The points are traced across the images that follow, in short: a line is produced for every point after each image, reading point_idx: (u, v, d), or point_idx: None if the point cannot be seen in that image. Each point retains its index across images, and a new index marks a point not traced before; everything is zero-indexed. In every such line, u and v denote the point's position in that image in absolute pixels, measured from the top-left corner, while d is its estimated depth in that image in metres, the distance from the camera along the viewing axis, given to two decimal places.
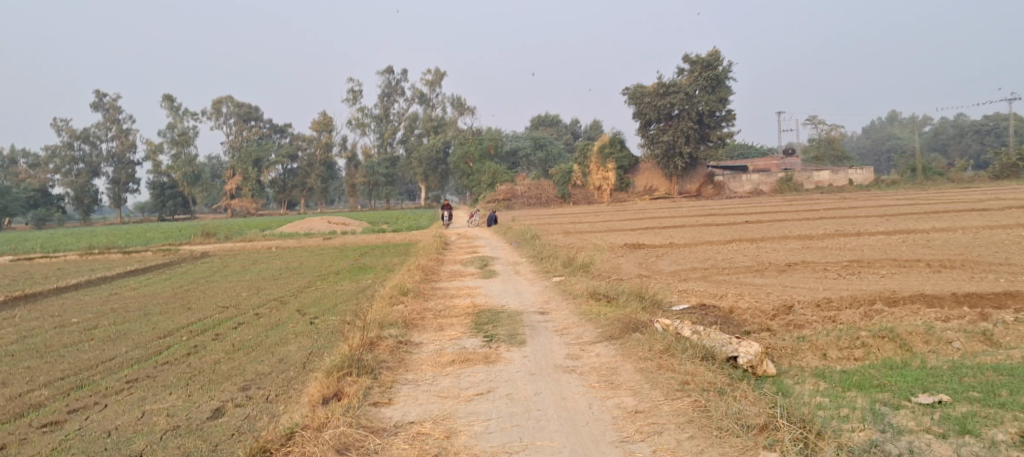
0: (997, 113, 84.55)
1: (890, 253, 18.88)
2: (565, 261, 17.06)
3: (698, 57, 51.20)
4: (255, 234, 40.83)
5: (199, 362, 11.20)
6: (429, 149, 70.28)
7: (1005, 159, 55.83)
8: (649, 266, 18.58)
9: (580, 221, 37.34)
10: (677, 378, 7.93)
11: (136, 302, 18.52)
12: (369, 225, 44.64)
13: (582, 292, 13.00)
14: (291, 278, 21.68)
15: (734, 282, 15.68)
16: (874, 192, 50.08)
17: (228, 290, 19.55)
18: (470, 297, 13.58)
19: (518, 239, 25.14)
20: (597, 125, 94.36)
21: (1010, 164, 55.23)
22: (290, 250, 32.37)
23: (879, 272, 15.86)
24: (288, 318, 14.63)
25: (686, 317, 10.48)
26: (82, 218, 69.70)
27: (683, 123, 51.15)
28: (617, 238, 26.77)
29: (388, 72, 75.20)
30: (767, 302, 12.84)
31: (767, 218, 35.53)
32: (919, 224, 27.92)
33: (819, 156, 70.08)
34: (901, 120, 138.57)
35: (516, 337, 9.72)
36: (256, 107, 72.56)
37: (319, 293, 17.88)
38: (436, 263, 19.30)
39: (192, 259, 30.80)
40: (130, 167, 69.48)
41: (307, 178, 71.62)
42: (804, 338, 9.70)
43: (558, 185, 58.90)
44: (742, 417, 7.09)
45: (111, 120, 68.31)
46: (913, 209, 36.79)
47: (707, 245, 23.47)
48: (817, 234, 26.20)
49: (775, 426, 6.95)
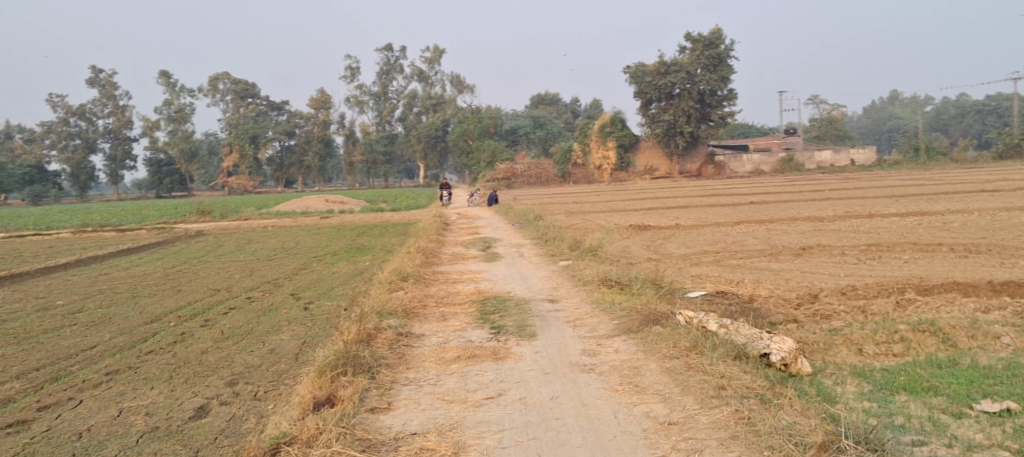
0: (1000, 93, 83.71)
1: (909, 236, 18.15)
2: (572, 243, 16.32)
3: (700, 36, 50.28)
4: (251, 212, 40.02)
5: (184, 351, 10.50)
6: (428, 127, 69.34)
7: (1009, 139, 55.03)
8: (657, 249, 17.82)
9: (583, 201, 36.54)
10: (709, 381, 7.24)
11: (126, 284, 17.78)
12: (367, 203, 43.82)
13: (592, 278, 12.24)
14: (287, 259, 20.95)
15: (749, 267, 14.95)
16: (877, 172, 49.36)
17: (221, 272, 18.79)
18: (473, 283, 12.84)
19: (520, 220, 24.38)
20: (596, 103, 93.28)
21: (1015, 144, 54.44)
22: (286, 229, 31.55)
23: (901, 256, 15.10)
24: (282, 303, 13.92)
25: (706, 307, 9.74)
26: (78, 195, 68.84)
27: (684, 102, 50.23)
28: (621, 219, 26.01)
29: (387, 50, 74.17)
30: (789, 289, 12.07)
31: (774, 198, 34.75)
32: (929, 206, 27.15)
33: (820, 136, 69.20)
34: (902, 99, 137.33)
35: (525, 330, 8.99)
36: (253, 84, 71.52)
37: (315, 276, 17.17)
38: (436, 245, 18.53)
39: (186, 238, 30.04)
40: (127, 144, 68.57)
41: (305, 155, 70.81)
42: (836, 331, 8.98)
43: (558, 164, 58.12)
44: (794, 433, 6.39)
45: (107, 96, 67.25)
46: (921, 190, 36.01)
47: (715, 227, 22.71)
48: (826, 215, 25.42)
49: (835, 446, 6.25)
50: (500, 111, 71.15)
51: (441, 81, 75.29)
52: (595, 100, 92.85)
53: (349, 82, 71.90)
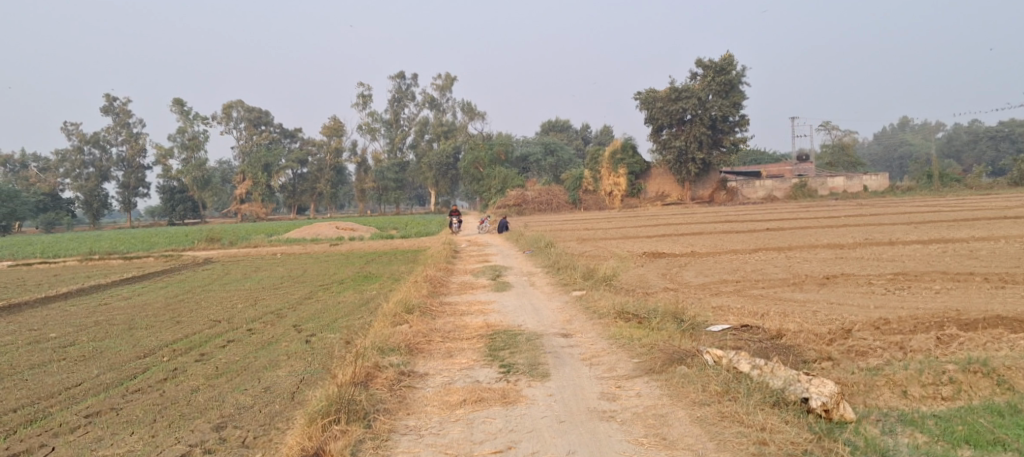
0: (1014, 119, 82.76)
1: (936, 265, 17.38)
2: (585, 272, 15.64)
3: (711, 62, 49.78)
4: (260, 239, 39.52)
5: (174, 390, 9.84)
6: (439, 154, 68.99)
7: None
8: (674, 277, 17.08)
9: (594, 228, 35.85)
10: (748, 434, 6.56)
11: (124, 315, 17.17)
12: (378, 230, 43.24)
13: (607, 310, 11.53)
14: (292, 287, 20.35)
15: (772, 297, 14.21)
16: (892, 199, 48.53)
17: (222, 302, 18.15)
18: (482, 315, 12.13)
19: (531, 247, 23.70)
20: (607, 129, 92.81)
21: None
22: (293, 256, 30.96)
23: (931, 287, 14.33)
24: (282, 335, 13.25)
25: (734, 344, 9.02)
26: (91, 223, 68.61)
27: (695, 128, 49.63)
28: (634, 246, 25.29)
29: (398, 77, 74.12)
30: (818, 323, 11.35)
31: (789, 225, 34.01)
32: (952, 233, 26.33)
33: (833, 163, 68.41)
34: (914, 124, 136.36)
35: (537, 369, 8.29)
36: (266, 112, 71.50)
37: (318, 306, 16.50)
38: (444, 273, 17.85)
39: (192, 266, 29.44)
40: (140, 172, 68.42)
41: (317, 183, 70.65)
42: (876, 370, 8.27)
43: (569, 190, 57.44)
44: None
45: (121, 124, 67.18)
46: (939, 216, 35.20)
47: (732, 254, 21.98)
48: (847, 242, 24.62)
49: None
50: (511, 137, 70.71)
51: (452, 107, 75.05)
52: (606, 126, 92.42)
53: (361, 109, 71.72)
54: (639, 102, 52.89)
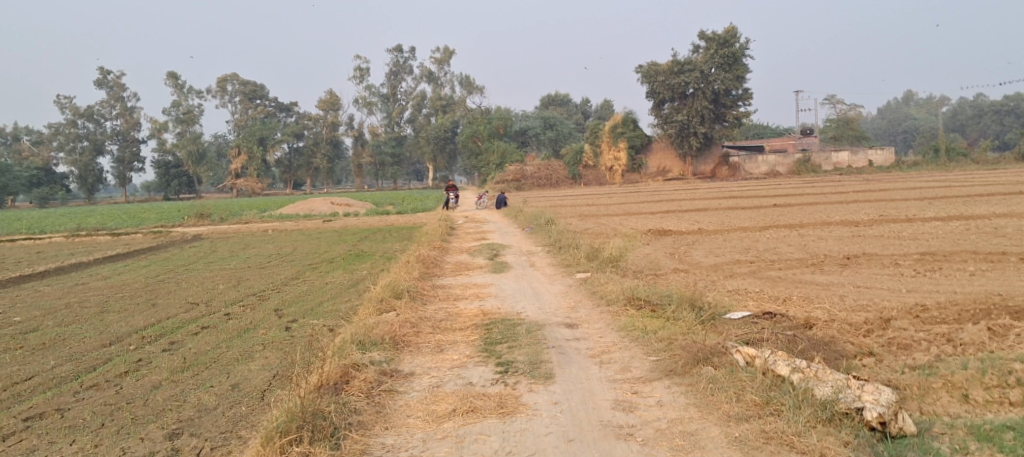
0: (1019, 93, 81.41)
1: (963, 245, 16.33)
2: (590, 252, 14.57)
3: (714, 34, 48.38)
4: (253, 215, 38.36)
5: (133, 387, 8.57)
6: (437, 128, 67.72)
7: None
8: (683, 257, 15.99)
9: (596, 204, 34.72)
10: None
11: (97, 296, 15.98)
12: (374, 206, 42.04)
13: (616, 295, 10.46)
14: (279, 266, 19.24)
15: (792, 280, 13.17)
16: (898, 173, 47.45)
17: (204, 283, 16.93)
18: (478, 301, 11.04)
19: (530, 224, 22.62)
20: (608, 104, 91.30)
21: None
22: (285, 234, 29.81)
23: (964, 270, 13.37)
24: (261, 321, 11.98)
25: (763, 337, 8.01)
26: (86, 198, 67.37)
27: (697, 102, 48.42)
28: (637, 222, 24.23)
29: (396, 51, 72.70)
30: (849, 310, 10.28)
31: (796, 201, 32.87)
32: (969, 209, 25.24)
33: (837, 136, 67.09)
34: (917, 100, 134.73)
35: (540, 367, 7.38)
36: (261, 86, 70.15)
37: (304, 288, 15.36)
38: (438, 253, 16.79)
39: (180, 243, 28.32)
40: (135, 146, 67.13)
41: (313, 157, 69.37)
42: (929, 367, 7.29)
43: (569, 165, 56.08)
44: None
45: (116, 98, 65.79)
46: (951, 191, 34.06)
47: (742, 231, 20.88)
48: (861, 219, 23.57)
49: None
50: (510, 111, 69.24)
51: (450, 81, 73.66)
52: (607, 101, 90.94)
53: (357, 83, 70.40)
54: (640, 75, 51.46)
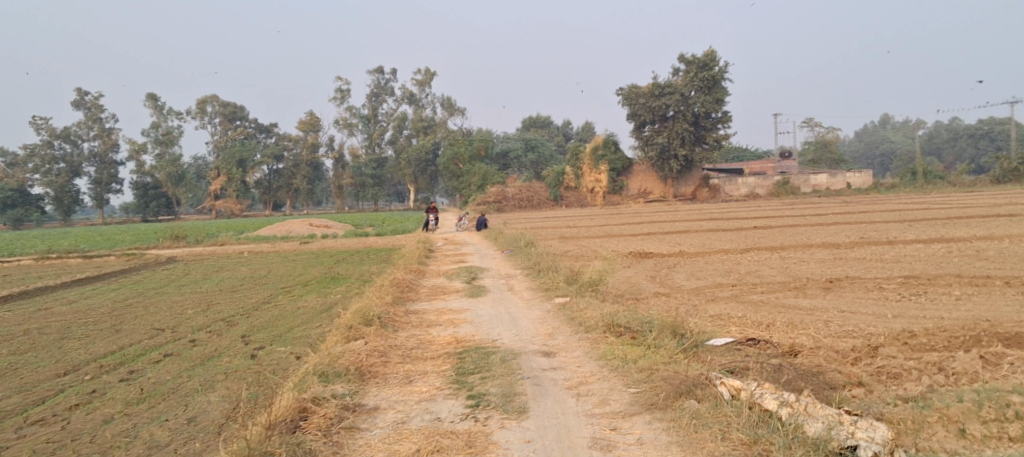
0: (993, 117, 82.19)
1: (947, 268, 16.09)
2: (569, 276, 14.20)
3: (694, 57, 48.47)
4: (229, 237, 37.71)
5: (81, 421, 8.09)
6: (418, 150, 67.37)
7: (1006, 163, 52.92)
8: (665, 281, 15.64)
9: (576, 225, 34.38)
10: None
11: (60, 321, 15.37)
12: (353, 227, 41.54)
13: (594, 322, 10.06)
14: (252, 290, 18.73)
15: (776, 304, 12.83)
16: (876, 195, 47.52)
17: (173, 308, 16.34)
18: (452, 327, 10.62)
19: (510, 246, 22.25)
20: (589, 126, 91.29)
21: (1012, 168, 52.35)
22: (262, 256, 29.22)
23: (950, 294, 13.11)
24: (228, 348, 11.48)
25: (746, 365, 7.72)
26: (62, 220, 66.28)
27: (677, 125, 48.34)
28: (618, 245, 23.90)
29: (377, 72, 72.37)
30: (836, 336, 9.94)
31: (777, 222, 32.66)
32: (950, 232, 25.08)
33: (815, 159, 67.33)
34: (894, 123, 135.83)
35: (513, 402, 7.16)
36: (241, 107, 69.62)
37: (276, 313, 14.86)
38: (414, 276, 16.36)
39: (153, 266, 27.66)
40: (112, 167, 66.23)
41: (293, 179, 68.77)
42: (922, 400, 7.00)
43: (550, 187, 55.64)
44: None
45: (93, 119, 64.93)
46: (930, 214, 34.05)
47: (723, 254, 20.59)
48: (842, 241, 23.35)
49: None
50: (491, 133, 68.96)
51: (432, 103, 73.41)
52: (588, 123, 90.96)
53: (338, 104, 69.98)
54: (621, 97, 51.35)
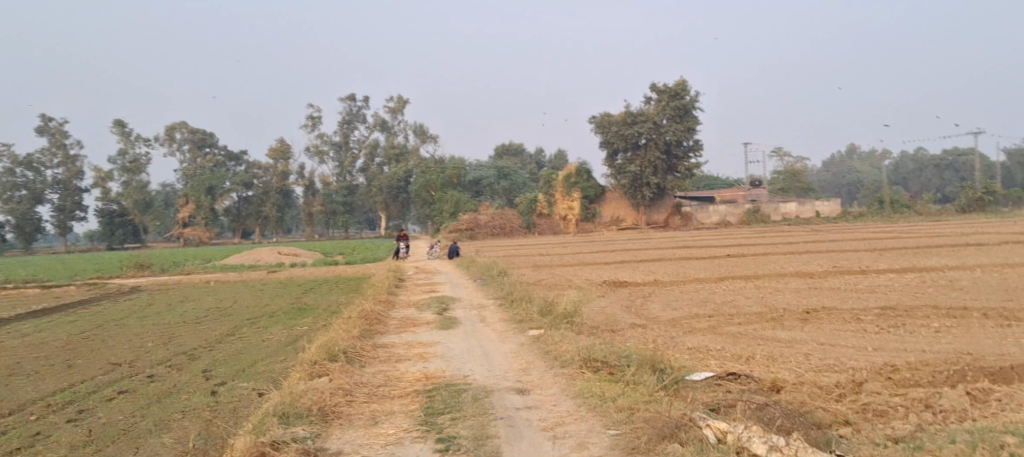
0: (957, 147, 83.56)
1: (922, 299, 15.97)
2: (543, 307, 13.84)
3: (665, 86, 48.72)
4: (195, 266, 36.96)
5: None
6: (390, 178, 66.98)
7: (971, 193, 53.56)
8: (640, 311, 15.34)
9: (549, 254, 34.08)
10: None
11: (11, 356, 14.73)
12: (322, 256, 40.92)
13: (570, 356, 9.71)
14: (215, 322, 18.15)
15: (754, 335, 12.57)
16: (845, 224, 47.81)
17: (131, 341, 15.75)
18: (422, 362, 10.21)
19: (483, 275, 21.88)
20: (561, 154, 91.40)
21: (977, 198, 52.99)
22: (228, 286, 28.56)
23: (929, 326, 12.96)
24: (187, 384, 10.97)
25: (729, 406, 7.43)
26: (23, 248, 64.83)
27: (650, 153, 48.43)
28: (592, 274, 23.62)
29: (349, 99, 72.08)
30: (818, 371, 9.67)
31: (750, 251, 32.61)
32: (922, 261, 25.10)
33: (785, 188, 67.77)
34: (860, 153, 137.66)
35: (486, 446, 6.82)
36: (210, 133, 68.88)
37: (239, 346, 14.35)
38: (384, 307, 15.92)
39: (115, 296, 26.90)
40: (77, 195, 65.05)
41: (263, 206, 68.02)
42: (913, 442, 6.73)
43: (523, 214, 55.18)
44: None
45: (57, 146, 63.80)
46: (900, 243, 34.20)
47: (697, 283, 20.36)
48: (816, 270, 23.26)
49: None
50: (463, 161, 68.69)
51: (404, 130, 73.16)
52: (560, 151, 91.14)
53: (309, 131, 69.48)
54: (594, 125, 51.35)
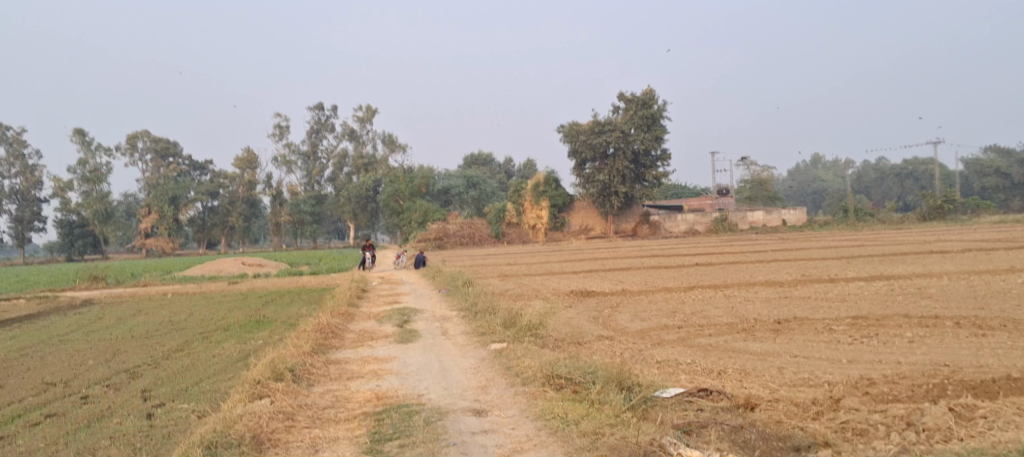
0: (918, 157, 84.37)
1: (894, 307, 15.62)
2: (507, 318, 13.28)
3: (633, 96, 48.52)
4: (153, 278, 35.88)
5: None
6: (358, 187, 66.06)
7: (932, 201, 53.91)
8: (608, 323, 14.84)
9: (517, 263, 33.55)
10: None
11: None
12: (287, 266, 40.07)
13: (532, 372, 9.16)
14: (168, 336, 17.41)
15: (725, 348, 12.10)
16: (811, 233, 47.82)
17: (72, 358, 14.96)
18: (375, 380, 9.62)
19: (448, 285, 21.25)
20: (530, 163, 90.97)
21: (937, 206, 53.34)
22: (186, 298, 27.67)
23: (903, 336, 12.58)
24: (121, 406, 10.28)
25: (694, 435, 7.04)
26: None
27: (618, 162, 48.14)
28: (560, 283, 23.11)
29: (317, 108, 71.07)
30: (792, 385, 9.21)
31: (718, 260, 32.31)
32: (889, 269, 24.90)
33: (752, 197, 67.78)
34: (824, 162, 138.84)
35: None
36: (174, 142, 67.57)
37: (187, 362, 13.64)
38: (342, 320, 15.26)
39: (66, 310, 25.90)
40: (35, 205, 63.42)
41: (228, 216, 66.80)
42: None
43: (491, 223, 54.56)
44: None
45: (15, 156, 62.08)
46: (866, 250, 34.13)
47: (666, 292, 19.91)
48: (785, 279, 22.93)
49: None
50: (431, 170, 67.86)
51: (372, 139, 72.33)
52: (529, 161, 90.72)
53: (276, 140, 68.38)
54: (562, 135, 50.92)
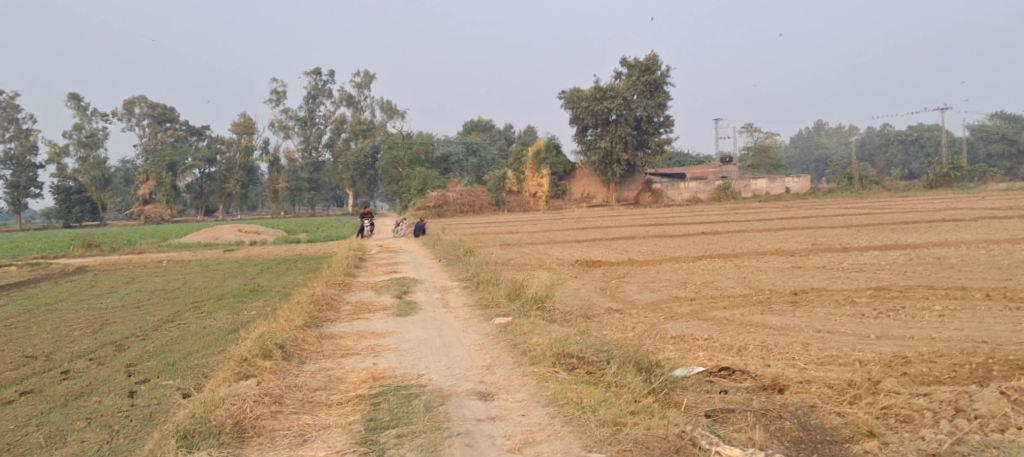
0: (922, 124, 83.45)
1: (915, 278, 14.93)
2: (511, 290, 12.57)
3: (636, 61, 47.43)
4: (148, 245, 35.16)
5: None
6: (357, 154, 65.20)
7: (939, 168, 53.05)
8: (616, 294, 14.17)
9: (518, 231, 32.81)
10: None
11: None
12: (285, 234, 39.33)
13: (540, 351, 8.45)
14: (158, 305, 16.73)
15: (743, 322, 11.40)
16: (816, 200, 47.07)
17: (58, 329, 14.29)
18: (372, 357, 8.96)
19: (448, 254, 20.52)
20: (530, 130, 89.93)
21: (944, 173, 52.50)
22: (181, 266, 26.94)
23: (931, 309, 11.89)
24: (104, 382, 9.60)
25: (719, 428, 6.46)
26: None
27: (620, 129, 47.22)
28: (562, 252, 22.39)
29: (314, 73, 69.96)
30: (821, 364, 8.53)
31: (724, 228, 31.56)
32: (902, 238, 24.18)
33: (755, 164, 66.90)
34: (825, 130, 137.76)
35: None
36: (171, 108, 66.60)
37: (176, 333, 12.96)
38: (337, 290, 14.56)
39: (56, 277, 25.18)
40: (31, 171, 62.57)
41: (225, 183, 65.88)
42: None
43: (491, 191, 53.48)
44: None
45: (9, 120, 61.10)
46: (874, 218, 33.39)
47: (674, 261, 19.20)
48: (796, 248, 22.19)
49: None
50: (430, 137, 66.95)
51: (370, 105, 71.28)
52: (530, 127, 89.72)
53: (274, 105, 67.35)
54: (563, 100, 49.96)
